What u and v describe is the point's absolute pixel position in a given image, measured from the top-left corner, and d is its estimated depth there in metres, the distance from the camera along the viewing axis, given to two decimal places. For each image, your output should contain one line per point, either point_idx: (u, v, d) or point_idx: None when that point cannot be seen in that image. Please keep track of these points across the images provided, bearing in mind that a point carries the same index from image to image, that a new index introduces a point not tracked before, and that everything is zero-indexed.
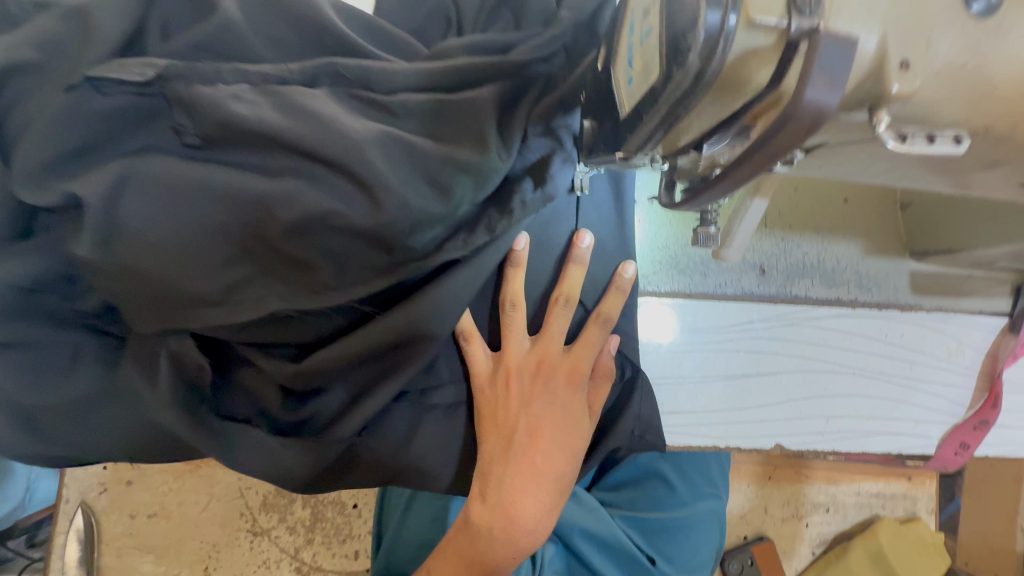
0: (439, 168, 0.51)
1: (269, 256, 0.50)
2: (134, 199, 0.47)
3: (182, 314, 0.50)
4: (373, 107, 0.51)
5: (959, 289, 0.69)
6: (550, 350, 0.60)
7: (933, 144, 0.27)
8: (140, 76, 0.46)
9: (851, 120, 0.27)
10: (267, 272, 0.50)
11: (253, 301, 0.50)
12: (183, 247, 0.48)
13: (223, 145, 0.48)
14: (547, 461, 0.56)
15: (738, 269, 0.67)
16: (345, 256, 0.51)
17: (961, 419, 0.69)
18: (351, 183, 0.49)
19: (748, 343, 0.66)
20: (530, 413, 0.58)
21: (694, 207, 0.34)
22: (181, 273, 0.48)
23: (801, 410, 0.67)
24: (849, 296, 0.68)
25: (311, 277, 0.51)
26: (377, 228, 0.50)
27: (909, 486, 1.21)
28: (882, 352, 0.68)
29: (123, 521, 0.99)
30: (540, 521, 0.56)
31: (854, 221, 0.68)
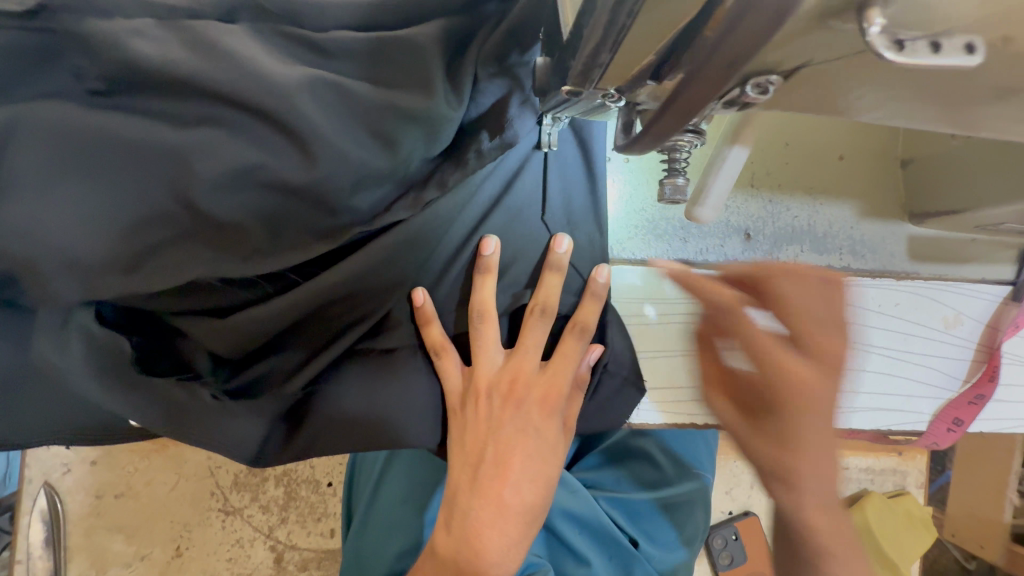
0: (382, 120, 0.45)
1: (188, 219, 0.44)
2: (35, 153, 0.42)
3: (92, 284, 0.44)
4: (303, 48, 0.45)
5: (959, 255, 0.65)
6: (524, 368, 0.55)
7: (940, 53, 0.22)
8: (22, 8, 0.40)
9: (838, 28, 0.23)
10: (189, 238, 0.45)
11: (175, 270, 0.45)
12: (91, 208, 0.43)
13: (131, 91, 0.42)
14: (517, 491, 0.52)
15: (720, 234, 0.62)
16: (278, 218, 0.46)
17: (954, 394, 0.65)
18: (280, 135, 0.43)
19: None
20: (498, 436, 0.53)
21: (648, 149, 0.29)
22: (90, 238, 0.43)
23: None
24: (841, 264, 0.63)
25: (241, 243, 0.46)
26: (311, 186, 0.45)
27: (899, 460, 1.19)
28: (873, 324, 0.63)
29: (89, 501, 0.97)
30: (511, 557, 0.51)
31: (850, 181, 0.63)
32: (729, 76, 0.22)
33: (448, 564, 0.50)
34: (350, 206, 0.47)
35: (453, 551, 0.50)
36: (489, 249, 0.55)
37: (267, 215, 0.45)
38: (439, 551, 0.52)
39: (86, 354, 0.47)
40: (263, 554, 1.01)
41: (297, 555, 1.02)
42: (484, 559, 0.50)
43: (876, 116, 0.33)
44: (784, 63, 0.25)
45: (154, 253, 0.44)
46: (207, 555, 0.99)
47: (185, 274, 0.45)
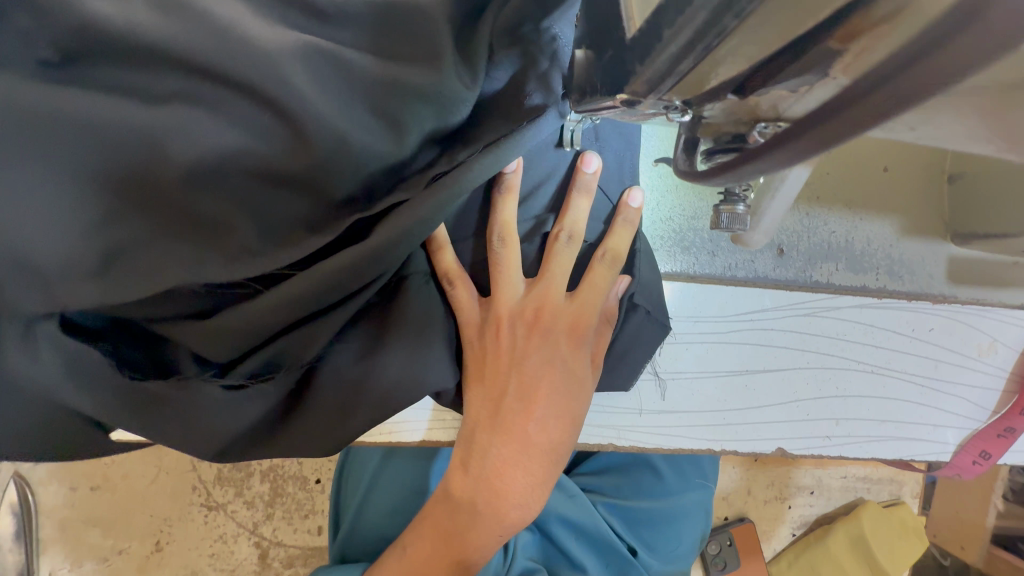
0: (390, 103, 0.39)
1: (167, 212, 0.38)
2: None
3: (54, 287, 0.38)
4: (296, 13, 0.38)
5: (999, 278, 0.60)
6: (550, 296, 0.47)
7: None
8: None
9: None
10: (166, 234, 0.39)
11: (146, 275, 0.38)
12: (52, 202, 0.37)
13: (89, 62, 0.36)
14: (536, 431, 0.46)
15: (751, 249, 0.57)
16: (266, 216, 0.40)
17: (981, 425, 0.61)
18: (270, 119, 0.37)
19: (755, 335, 0.57)
20: (522, 372, 0.46)
21: (728, 182, 0.25)
22: (52, 237, 0.37)
23: (810, 411, 0.58)
24: (876, 284, 0.59)
25: (226, 240, 0.39)
26: (307, 178, 0.39)
27: (897, 470, 1.18)
28: (905, 348, 0.59)
29: (63, 492, 0.92)
30: (534, 498, 0.46)
31: (892, 195, 0.58)
32: (890, 104, 0.18)
33: (469, 505, 0.46)
34: (345, 194, 0.41)
35: (473, 490, 0.45)
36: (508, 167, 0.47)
37: (256, 212, 0.39)
38: (456, 493, 0.47)
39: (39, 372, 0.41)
40: (247, 550, 0.97)
41: (283, 551, 0.98)
42: (507, 498, 0.45)
43: (984, 140, 0.28)
44: None
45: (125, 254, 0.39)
46: (188, 550, 0.96)
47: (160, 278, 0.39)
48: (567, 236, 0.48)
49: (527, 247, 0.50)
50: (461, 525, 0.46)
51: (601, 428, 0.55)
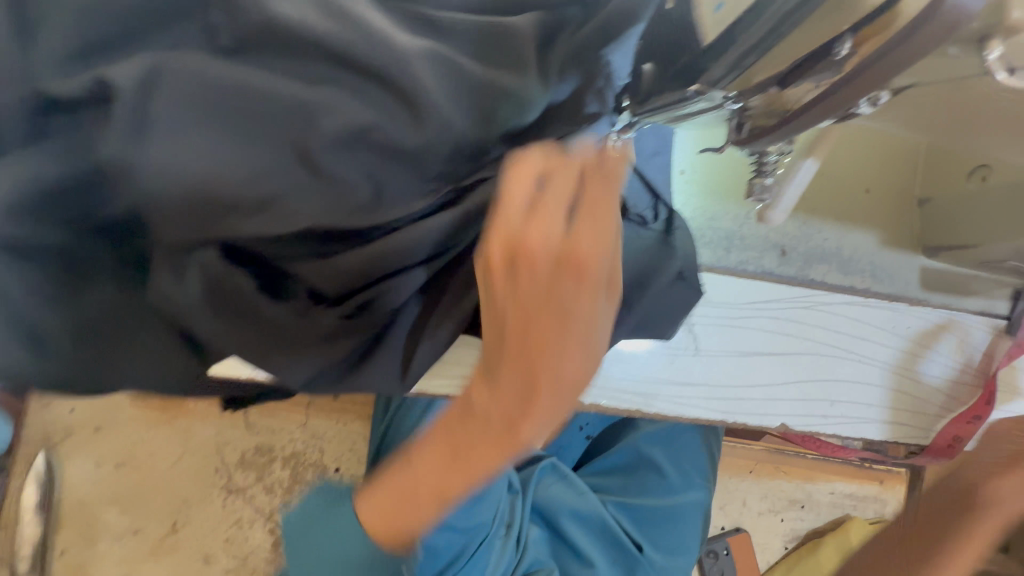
0: (489, 99, 0.49)
1: (300, 171, 0.46)
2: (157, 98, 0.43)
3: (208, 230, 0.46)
4: (422, 23, 0.49)
5: (963, 288, 0.72)
6: None
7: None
8: None
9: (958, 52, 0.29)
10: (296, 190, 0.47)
11: (280, 223, 0.47)
12: (210, 155, 0.44)
13: (259, 48, 0.45)
14: (558, 362, 0.39)
15: (761, 249, 0.67)
16: (380, 181, 0.48)
17: (954, 414, 0.70)
18: (396, 101, 0.47)
19: (763, 322, 0.66)
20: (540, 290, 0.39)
21: (779, 138, 0.36)
22: (208, 188, 0.45)
23: (810, 393, 0.67)
24: (862, 285, 0.69)
25: (349, 199, 0.48)
26: (417, 152, 0.48)
27: (880, 489, 1.25)
28: (887, 342, 0.69)
29: (88, 468, 0.94)
30: (544, 428, 0.41)
31: (875, 212, 0.69)
32: (886, 80, 0.28)
33: (483, 419, 0.42)
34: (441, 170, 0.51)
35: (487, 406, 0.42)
36: None
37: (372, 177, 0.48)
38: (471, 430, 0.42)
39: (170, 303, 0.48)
40: (261, 537, 0.99)
41: None
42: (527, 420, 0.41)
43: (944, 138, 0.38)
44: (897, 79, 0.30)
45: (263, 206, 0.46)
46: (204, 534, 0.97)
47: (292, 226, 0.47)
48: (613, 221, 0.58)
49: None
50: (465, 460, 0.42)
51: (631, 395, 0.63)
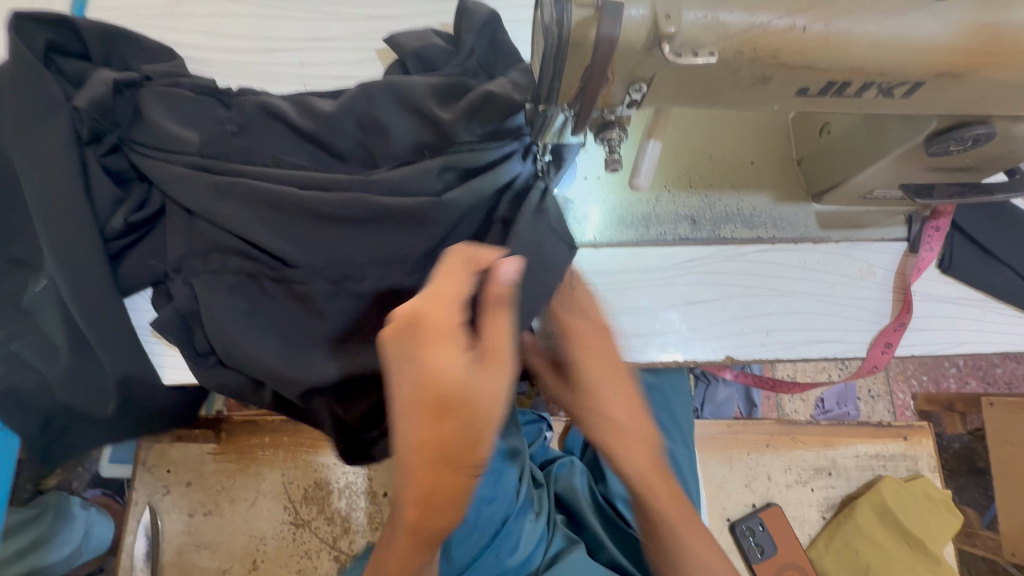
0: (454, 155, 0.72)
1: (320, 223, 0.70)
2: (236, 194, 0.69)
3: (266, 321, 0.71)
4: (390, 108, 0.72)
5: (860, 221, 0.86)
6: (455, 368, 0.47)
7: (695, 57, 0.48)
8: (236, 117, 0.73)
9: (654, 54, 0.49)
10: (326, 242, 0.70)
11: (319, 271, 0.70)
12: (256, 219, 0.69)
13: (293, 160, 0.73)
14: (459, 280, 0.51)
15: (673, 221, 0.84)
16: (374, 230, 0.71)
17: (884, 324, 0.82)
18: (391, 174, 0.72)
19: (690, 278, 0.82)
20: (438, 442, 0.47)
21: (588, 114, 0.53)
22: (280, 250, 0.70)
23: (744, 327, 0.81)
24: (767, 235, 0.84)
25: (348, 238, 0.70)
26: (401, 207, 0.69)
27: (906, 445, 1.27)
28: (803, 276, 0.83)
29: (182, 519, 1.12)
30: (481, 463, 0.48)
31: (763, 177, 0.86)
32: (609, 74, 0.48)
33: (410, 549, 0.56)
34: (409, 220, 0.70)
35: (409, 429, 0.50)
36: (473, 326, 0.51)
37: (366, 221, 0.70)
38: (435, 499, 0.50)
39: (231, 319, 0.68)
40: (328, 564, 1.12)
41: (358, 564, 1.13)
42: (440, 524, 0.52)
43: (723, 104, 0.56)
44: (636, 75, 0.51)
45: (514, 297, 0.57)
46: (280, 567, 1.11)
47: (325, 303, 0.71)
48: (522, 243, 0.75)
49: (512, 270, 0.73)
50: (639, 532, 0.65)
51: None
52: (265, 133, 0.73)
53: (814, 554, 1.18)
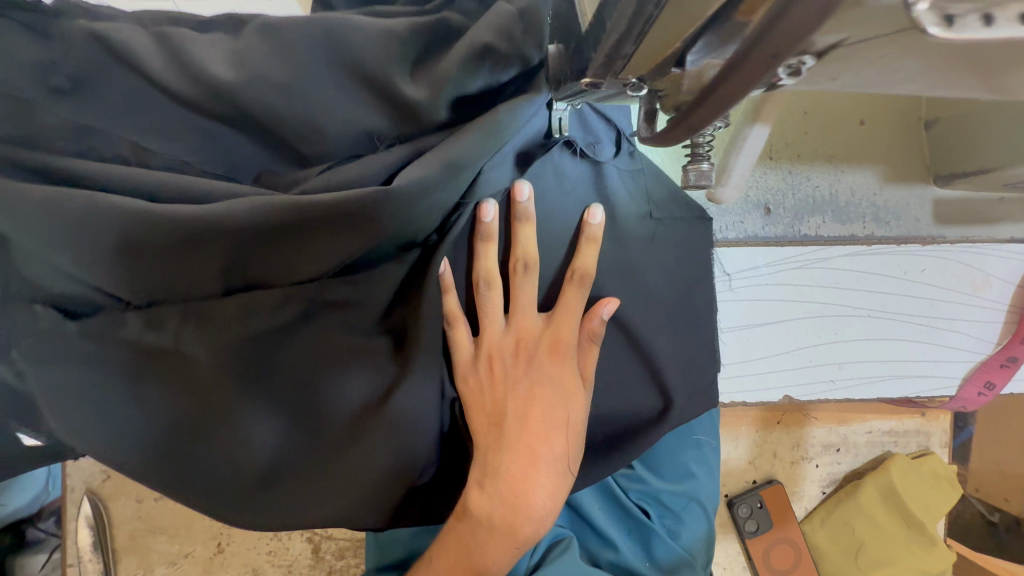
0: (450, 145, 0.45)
1: (203, 243, 0.43)
2: (72, 198, 0.42)
3: (229, 377, 0.48)
4: (320, 37, 0.44)
5: (988, 215, 0.63)
6: (527, 327, 0.52)
7: (991, 27, 0.20)
8: (50, 47, 0.43)
9: (875, 6, 0.21)
10: (230, 259, 0.45)
11: (243, 301, 0.48)
12: (100, 239, 0.43)
13: (165, 124, 0.45)
14: (530, 316, 0.52)
15: (739, 211, 0.60)
16: (305, 244, 0.45)
17: (986, 356, 0.64)
18: (341, 174, 0.46)
19: (751, 292, 0.61)
20: (503, 434, 0.48)
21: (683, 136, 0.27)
22: (168, 281, 0.46)
23: (811, 358, 0.62)
24: (864, 232, 0.61)
25: (268, 259, 0.46)
26: (349, 215, 0.43)
27: (923, 421, 1.18)
28: (899, 289, 0.62)
29: (130, 504, 1.00)
30: (549, 502, 0.47)
31: (871, 145, 0.61)
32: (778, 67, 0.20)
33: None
34: (355, 232, 0.44)
35: (483, 507, 0.46)
36: (487, 215, 0.49)
37: (293, 244, 0.45)
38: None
39: (104, 379, 0.47)
40: (301, 545, 1.04)
41: (333, 544, 1.05)
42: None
43: (930, 89, 0.30)
44: (815, 43, 0.23)
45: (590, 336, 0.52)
46: (247, 549, 1.03)
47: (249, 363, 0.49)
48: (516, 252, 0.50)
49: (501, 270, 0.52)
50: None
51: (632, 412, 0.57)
52: (108, 75, 0.44)
53: (809, 529, 1.15)
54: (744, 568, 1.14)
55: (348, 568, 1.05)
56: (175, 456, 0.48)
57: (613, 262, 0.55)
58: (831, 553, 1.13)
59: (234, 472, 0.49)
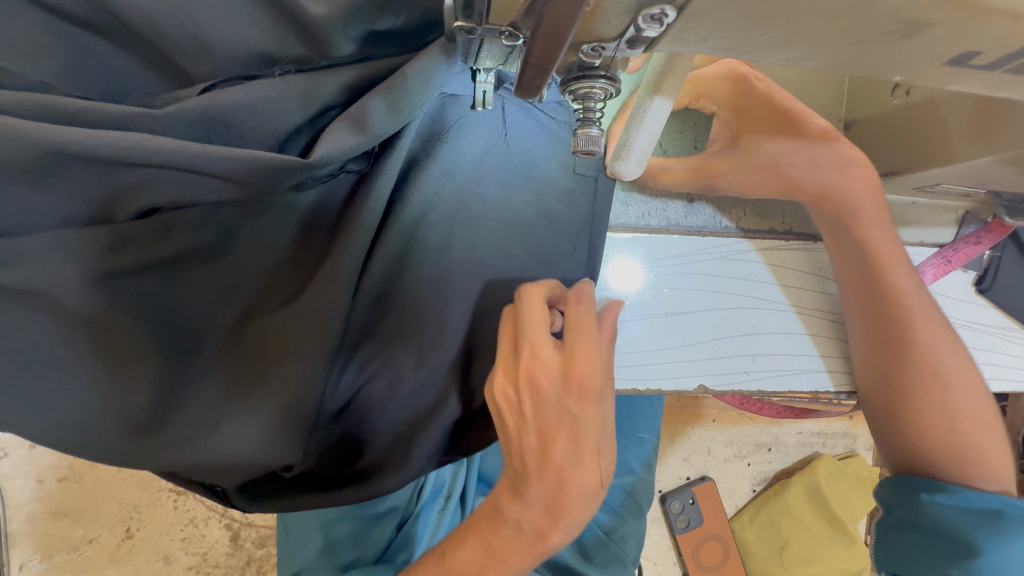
0: (364, 117, 0.44)
1: (59, 169, 0.37)
2: None
3: (111, 309, 0.43)
4: None
5: (902, 217, 0.65)
6: (549, 359, 0.48)
7: None
8: None
9: None
10: (100, 186, 0.39)
11: (133, 230, 0.42)
12: None
13: (42, 46, 0.41)
14: (547, 347, 0.48)
15: (663, 200, 0.64)
16: (203, 194, 0.42)
17: None
18: (234, 95, 0.41)
19: (674, 279, 0.64)
20: (554, 460, 0.47)
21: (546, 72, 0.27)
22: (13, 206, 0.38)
23: (728, 348, 0.64)
24: (782, 227, 0.66)
25: (157, 190, 0.40)
26: (252, 174, 0.41)
27: (851, 424, 1.23)
28: (812, 287, 0.66)
29: (29, 485, 0.93)
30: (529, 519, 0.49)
31: None
32: None
33: (516, 526, 0.50)
34: (264, 185, 0.42)
35: (517, 519, 0.50)
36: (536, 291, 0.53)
37: (187, 187, 0.41)
38: (529, 449, 0.48)
39: None
40: (218, 533, 1.00)
41: (255, 531, 1.01)
42: (563, 517, 0.49)
43: (800, 62, 0.30)
44: None
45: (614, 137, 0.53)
46: (159, 536, 0.98)
47: (141, 300, 0.44)
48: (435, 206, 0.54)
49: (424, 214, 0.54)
50: (887, 439, 0.64)
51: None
52: None
53: (738, 526, 1.18)
54: (673, 563, 1.16)
55: (269, 557, 1.01)
56: (18, 389, 0.41)
57: (534, 232, 0.59)
58: (759, 551, 1.15)
59: (101, 415, 0.44)
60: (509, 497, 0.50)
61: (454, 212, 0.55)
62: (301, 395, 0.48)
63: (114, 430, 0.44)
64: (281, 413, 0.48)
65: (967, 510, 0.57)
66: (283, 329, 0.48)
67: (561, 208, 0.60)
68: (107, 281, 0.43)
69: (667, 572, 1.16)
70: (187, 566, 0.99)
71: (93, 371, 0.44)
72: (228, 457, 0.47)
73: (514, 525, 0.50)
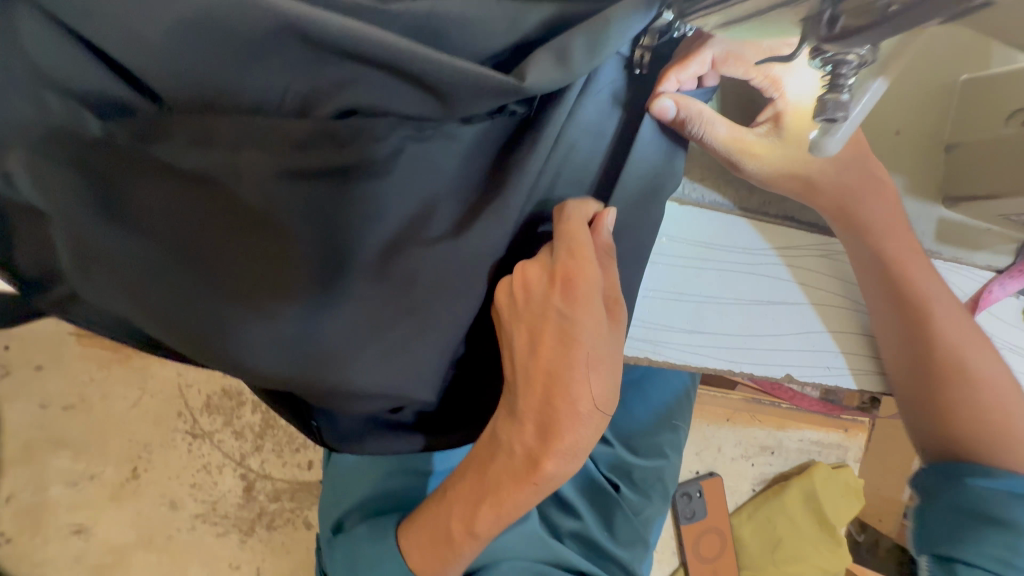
0: (567, 53, 0.43)
1: (280, 48, 0.35)
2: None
3: (282, 211, 0.41)
4: None
5: (976, 242, 0.70)
6: (540, 262, 0.49)
7: None
8: None
9: None
10: (307, 74, 0.37)
11: (325, 131, 0.40)
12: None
13: None
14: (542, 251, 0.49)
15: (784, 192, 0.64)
16: (401, 104, 0.40)
17: None
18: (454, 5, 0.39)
19: (778, 269, 0.64)
20: (539, 363, 0.48)
21: None
22: (215, 79, 0.36)
23: (816, 342, 0.66)
24: None
25: (362, 90, 0.38)
26: (462, 90, 0.39)
27: (845, 436, 1.30)
28: None
29: (30, 410, 0.87)
30: (517, 439, 0.49)
31: (900, 156, 0.66)
32: None
33: (508, 449, 0.50)
34: (463, 106, 0.41)
35: (509, 441, 0.50)
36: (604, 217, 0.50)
37: (391, 94, 0.39)
38: (520, 353, 0.49)
39: (92, 172, 0.38)
40: (232, 482, 0.94)
41: (270, 485, 0.95)
42: (556, 439, 0.48)
43: None
44: None
45: (695, 56, 0.50)
46: (169, 479, 0.92)
47: (311, 207, 0.42)
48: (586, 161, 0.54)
49: (575, 168, 0.53)
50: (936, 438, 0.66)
51: (639, 341, 0.61)
52: None
53: (736, 522, 1.22)
54: (674, 553, 1.20)
55: (282, 512, 0.96)
56: (182, 276, 0.40)
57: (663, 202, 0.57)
58: (753, 545, 1.21)
59: (247, 322, 0.42)
60: (505, 421, 0.50)
61: (598, 169, 0.55)
62: (439, 329, 0.47)
63: (256, 340, 0.42)
64: (425, 341, 0.47)
65: (1014, 494, 0.56)
66: (436, 261, 0.46)
67: (693, 182, 0.61)
68: (286, 181, 0.41)
69: (665, 560, 1.20)
70: (194, 513, 0.93)
71: (251, 274, 0.41)
72: (365, 384, 0.46)
73: (507, 449, 0.50)
